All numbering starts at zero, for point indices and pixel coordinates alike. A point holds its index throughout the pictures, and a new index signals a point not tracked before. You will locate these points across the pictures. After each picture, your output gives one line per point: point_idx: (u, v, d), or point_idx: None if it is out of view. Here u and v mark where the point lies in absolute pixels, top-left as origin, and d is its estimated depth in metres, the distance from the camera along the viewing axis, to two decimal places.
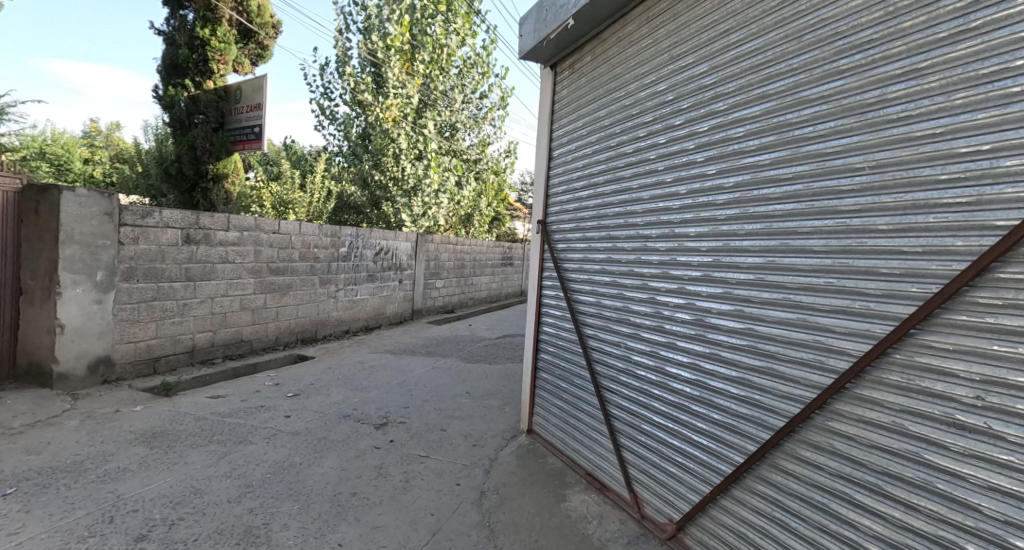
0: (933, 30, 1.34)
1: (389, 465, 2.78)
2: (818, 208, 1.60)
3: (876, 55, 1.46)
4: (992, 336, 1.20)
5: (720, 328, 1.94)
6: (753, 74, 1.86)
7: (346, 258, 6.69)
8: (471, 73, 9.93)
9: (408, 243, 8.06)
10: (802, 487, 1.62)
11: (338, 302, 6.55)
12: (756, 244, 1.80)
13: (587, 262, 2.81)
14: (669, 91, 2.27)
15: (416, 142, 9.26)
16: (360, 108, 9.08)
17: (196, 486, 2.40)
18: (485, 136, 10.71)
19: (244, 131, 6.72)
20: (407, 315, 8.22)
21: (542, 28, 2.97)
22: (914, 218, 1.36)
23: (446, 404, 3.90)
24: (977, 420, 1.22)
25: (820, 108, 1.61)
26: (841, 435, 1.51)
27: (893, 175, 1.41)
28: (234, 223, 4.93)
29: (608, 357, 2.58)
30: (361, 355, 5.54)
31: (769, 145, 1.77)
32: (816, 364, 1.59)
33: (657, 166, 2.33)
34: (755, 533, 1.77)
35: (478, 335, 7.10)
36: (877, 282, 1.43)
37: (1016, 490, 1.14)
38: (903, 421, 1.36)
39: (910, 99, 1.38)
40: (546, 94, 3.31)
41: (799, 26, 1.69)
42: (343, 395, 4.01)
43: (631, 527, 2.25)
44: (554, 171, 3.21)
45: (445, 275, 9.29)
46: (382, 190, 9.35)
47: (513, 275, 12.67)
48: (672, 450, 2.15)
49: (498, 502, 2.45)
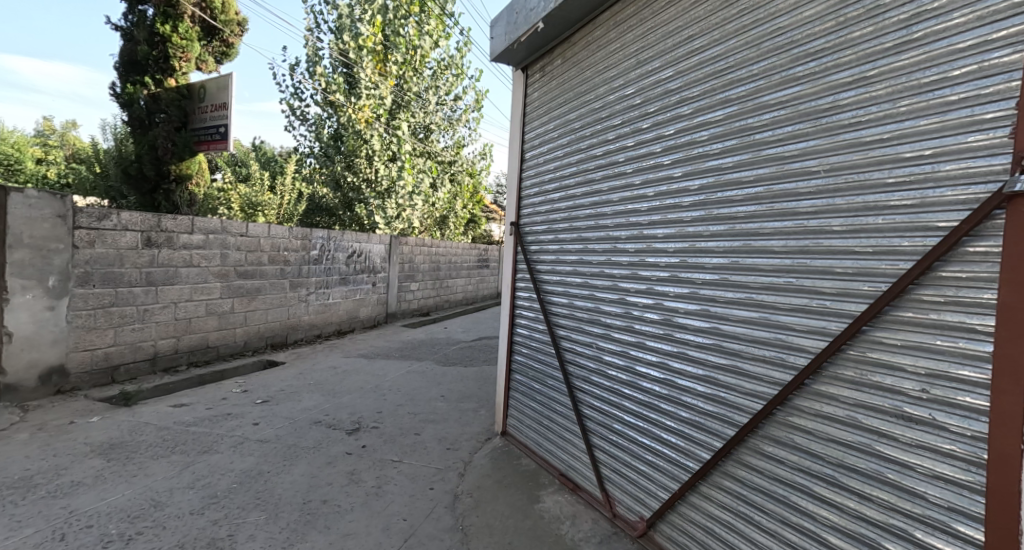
0: (880, 40, 1.41)
1: (362, 471, 2.74)
2: (779, 209, 1.66)
3: (829, 64, 1.53)
4: (936, 332, 1.26)
5: (687, 328, 1.98)
6: (715, 79, 1.91)
7: (317, 261, 6.56)
8: (445, 75, 9.87)
9: (382, 245, 7.99)
10: (765, 481, 1.67)
11: (310, 306, 6.43)
12: (720, 245, 1.86)
13: (559, 263, 2.83)
14: (636, 94, 2.31)
15: (389, 144, 9.15)
16: (332, 109, 8.95)
17: (156, 499, 2.32)
18: (460, 138, 10.68)
19: (209, 131, 6.58)
20: (381, 318, 8.13)
21: (512, 31, 2.98)
22: (866, 219, 1.42)
23: (420, 407, 3.86)
24: (923, 412, 1.28)
25: (779, 112, 1.67)
26: (800, 430, 1.57)
27: (846, 178, 1.47)
28: (199, 226, 4.78)
29: (580, 358, 2.60)
30: (335, 360, 5.43)
31: (733, 148, 1.83)
32: (777, 361, 1.64)
33: (626, 168, 2.37)
34: (721, 528, 1.81)
35: (453, 338, 7.07)
36: (833, 281, 1.49)
37: (958, 477, 1.21)
38: (858, 415, 1.42)
39: (860, 106, 1.45)
40: (518, 96, 3.33)
41: (757, 33, 1.75)
42: (313, 401, 3.92)
43: (603, 526, 2.26)
44: (527, 172, 3.24)
45: (419, 277, 9.23)
46: (355, 191, 9.22)
47: (488, 276, 12.65)
48: (642, 449, 2.18)
49: (472, 504, 2.43)
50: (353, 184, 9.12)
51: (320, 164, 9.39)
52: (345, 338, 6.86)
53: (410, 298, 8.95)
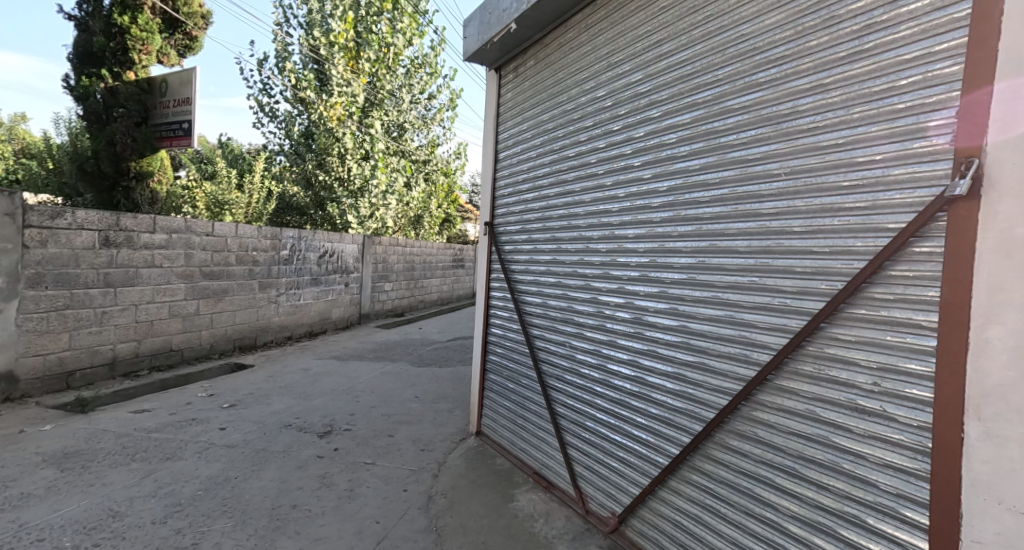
0: (835, 49, 1.47)
1: (334, 474, 2.69)
2: (743, 211, 1.72)
3: (788, 71, 1.59)
4: (886, 327, 1.33)
5: (657, 326, 2.03)
6: (682, 83, 1.96)
7: (288, 261, 6.42)
8: (419, 73, 9.78)
9: (355, 245, 7.87)
10: (730, 474, 1.72)
11: (280, 307, 6.28)
12: (688, 245, 1.91)
13: (533, 263, 2.85)
14: (607, 97, 2.35)
15: (362, 142, 9.01)
16: (302, 106, 8.76)
17: (115, 509, 2.23)
18: (434, 137, 10.59)
19: (171, 127, 6.40)
20: (354, 319, 8.01)
21: (485, 31, 2.99)
22: (823, 221, 1.49)
23: (394, 409, 3.83)
24: (875, 404, 1.35)
25: (742, 117, 1.73)
26: (763, 424, 1.63)
27: (804, 181, 1.54)
28: (161, 225, 4.60)
29: (553, 357, 2.63)
30: (306, 363, 5.32)
31: (699, 151, 1.88)
32: (741, 357, 1.70)
33: (597, 169, 2.40)
34: (689, 521, 1.86)
35: (428, 339, 7.03)
36: (793, 279, 1.55)
37: (905, 464, 1.28)
38: (816, 408, 1.49)
39: (818, 112, 1.51)
40: (491, 97, 3.34)
41: (722, 40, 1.80)
42: (284, 404, 3.84)
43: (576, 523, 2.29)
44: (501, 172, 3.25)
45: (393, 278, 9.13)
46: (327, 190, 9.05)
47: (464, 276, 12.62)
48: (613, 445, 2.22)
49: (447, 504, 2.42)
50: (324, 183, 9.06)
51: (290, 162, 9.17)
52: (316, 340, 6.73)
53: (384, 299, 8.85)
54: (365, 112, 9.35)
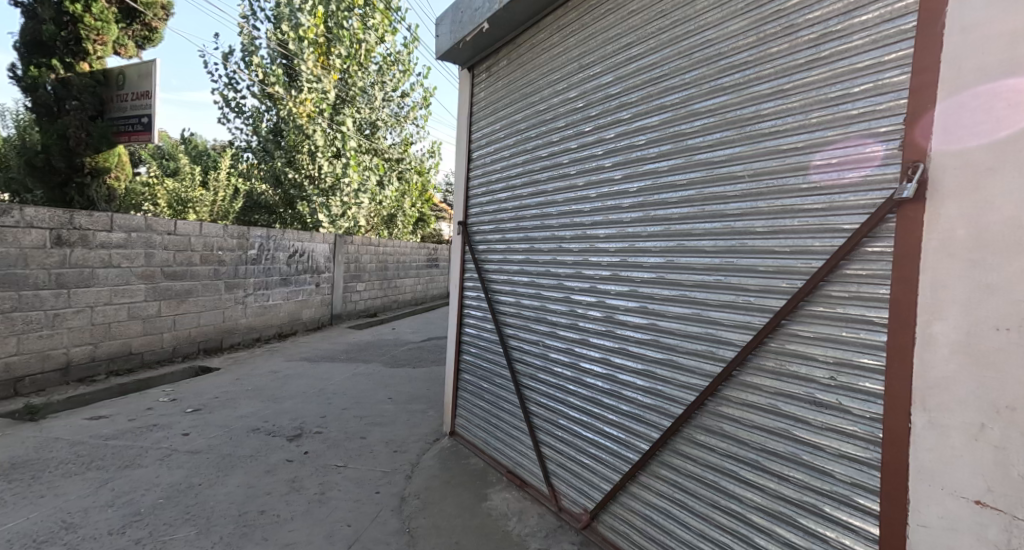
0: (794, 56, 1.53)
1: (304, 478, 2.64)
2: (709, 212, 1.77)
3: (751, 76, 1.65)
4: (841, 324, 1.39)
5: (628, 324, 2.06)
6: (651, 86, 2.00)
7: (256, 261, 6.24)
8: (392, 71, 9.65)
9: (326, 244, 7.72)
10: (697, 468, 1.77)
11: (247, 309, 6.10)
12: (657, 245, 1.95)
13: (506, 262, 2.86)
14: (579, 98, 2.37)
15: (333, 140, 8.83)
16: (270, 102, 8.52)
17: (69, 521, 2.12)
18: (408, 136, 10.47)
19: (129, 121, 6.16)
20: (326, 320, 7.86)
21: (458, 30, 2.97)
22: (784, 222, 1.54)
23: (367, 410, 3.77)
24: (832, 397, 1.40)
25: (708, 120, 1.77)
26: (728, 418, 1.67)
27: (767, 183, 1.59)
28: (119, 223, 4.41)
29: (527, 355, 2.64)
30: (275, 365, 5.19)
31: (668, 153, 1.92)
32: (708, 354, 1.75)
33: (570, 170, 2.42)
34: (659, 515, 1.90)
35: (401, 339, 6.96)
36: (756, 278, 1.61)
37: (859, 455, 1.34)
38: (777, 402, 1.54)
39: (779, 116, 1.57)
40: (464, 96, 3.33)
41: (689, 44, 1.85)
42: (251, 408, 3.74)
43: (549, 520, 2.31)
44: (474, 172, 3.24)
45: (366, 277, 9.00)
46: (297, 188, 8.85)
47: (438, 275, 12.54)
48: (586, 442, 2.24)
49: (420, 506, 2.40)
50: (295, 180, 8.75)
51: (258, 159, 8.92)
52: (286, 342, 6.57)
53: (356, 299, 8.72)
54: (336, 109, 9.17)
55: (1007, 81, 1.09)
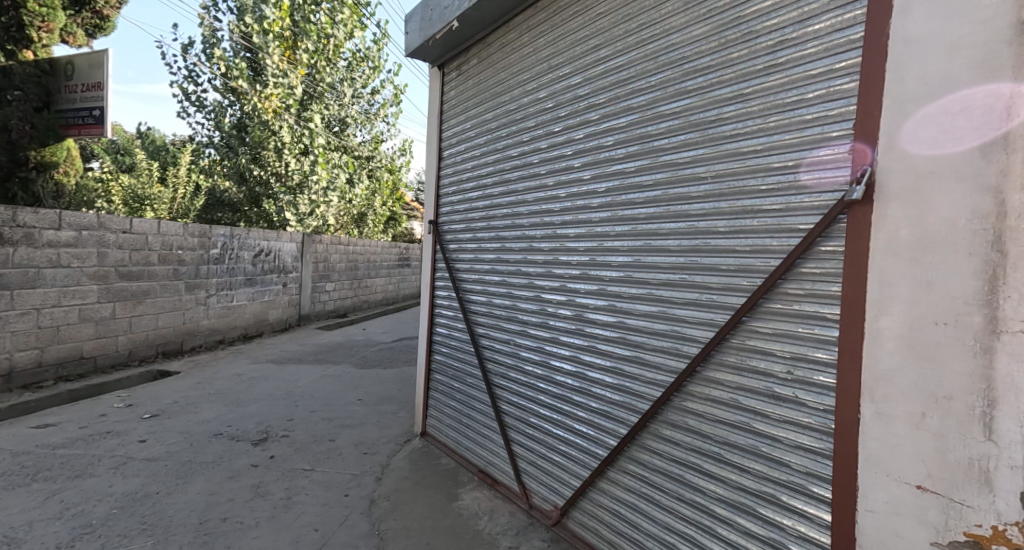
0: (753, 62, 1.58)
1: (269, 483, 2.57)
2: (674, 212, 1.81)
3: (713, 80, 1.69)
4: (798, 320, 1.45)
5: (597, 322, 2.09)
6: (618, 88, 2.03)
7: (219, 261, 6.04)
8: (362, 67, 9.48)
9: (293, 244, 7.54)
10: (663, 463, 1.81)
11: (210, 310, 5.90)
12: (625, 244, 1.99)
13: (477, 261, 2.85)
14: (548, 99, 2.39)
15: (300, 136, 8.62)
16: (234, 96, 8.24)
17: (12, 536, 2.00)
18: (379, 133, 10.32)
19: (79, 113, 5.85)
20: (293, 321, 7.67)
21: (428, 28, 2.95)
22: (745, 221, 1.59)
23: (336, 413, 3.71)
24: (789, 391, 1.46)
25: (673, 122, 1.82)
26: (693, 413, 1.72)
27: (728, 184, 1.64)
28: (68, 221, 4.19)
29: (498, 354, 2.64)
30: (240, 367, 5.03)
31: (635, 154, 1.96)
32: (673, 350, 1.79)
33: (539, 169, 2.44)
34: (626, 509, 1.94)
35: (372, 339, 6.87)
36: (719, 277, 1.66)
37: (814, 445, 1.40)
38: (738, 396, 1.59)
39: (740, 119, 1.62)
40: (435, 94, 3.31)
41: (655, 47, 1.88)
42: (214, 412, 3.61)
43: (520, 518, 2.32)
44: (444, 171, 3.23)
45: (336, 277, 8.83)
46: (262, 185, 8.62)
47: (410, 275, 12.42)
48: (556, 440, 2.26)
49: (390, 508, 2.37)
50: (260, 178, 8.65)
51: (221, 155, 8.63)
52: (252, 344, 6.38)
53: (326, 299, 8.54)
54: (303, 105, 8.94)
55: (1003, 83, 1.05)
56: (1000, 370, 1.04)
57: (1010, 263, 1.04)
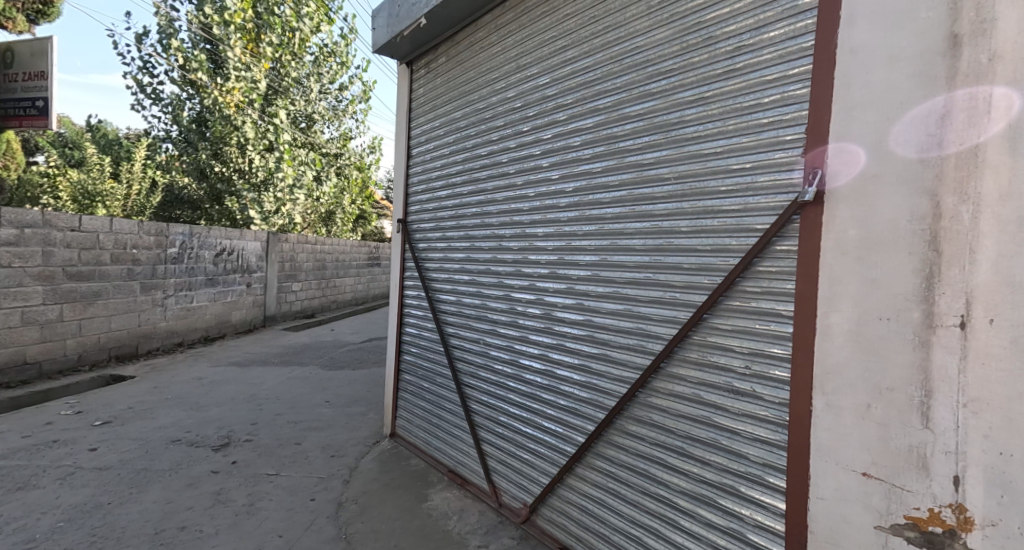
0: (713, 66, 1.63)
1: (231, 490, 2.49)
2: (638, 212, 1.85)
3: (675, 83, 1.74)
4: (755, 317, 1.50)
5: (565, 321, 2.11)
6: (585, 89, 2.06)
7: (178, 260, 5.81)
8: (329, 62, 9.28)
9: (258, 242, 7.32)
10: (629, 458, 1.84)
11: (168, 311, 5.67)
12: (592, 243, 2.01)
13: (447, 260, 2.84)
14: (516, 99, 2.40)
15: (264, 132, 8.37)
16: (193, 89, 7.92)
17: None
18: (347, 130, 10.14)
19: (21, 104, 5.46)
20: (258, 322, 7.45)
21: (395, 24, 2.91)
22: (706, 222, 1.64)
23: (302, 415, 3.62)
24: (747, 385, 1.51)
25: (638, 123, 1.85)
26: (657, 409, 1.76)
27: (690, 186, 1.69)
28: (9, 218, 3.95)
29: (468, 354, 2.64)
30: (201, 370, 4.85)
31: (601, 154, 1.99)
32: (638, 347, 1.83)
33: (508, 169, 2.45)
34: (594, 504, 1.97)
35: (341, 340, 6.75)
36: (681, 275, 1.70)
37: (770, 437, 1.45)
38: (700, 391, 1.64)
39: (700, 122, 1.66)
40: (403, 92, 3.28)
41: (619, 50, 1.92)
42: (172, 418, 3.47)
43: (489, 517, 2.33)
44: (413, 169, 3.20)
45: (303, 277, 8.63)
46: (224, 182, 8.37)
47: (380, 274, 12.27)
48: (526, 438, 2.28)
49: (358, 510, 2.34)
50: (222, 174, 8.44)
51: (179, 151, 8.30)
52: (214, 346, 6.17)
53: (292, 299, 8.34)
54: (268, 99, 8.68)
55: (998, 90, 1.04)
56: (937, 362, 1.11)
57: (945, 262, 1.11)
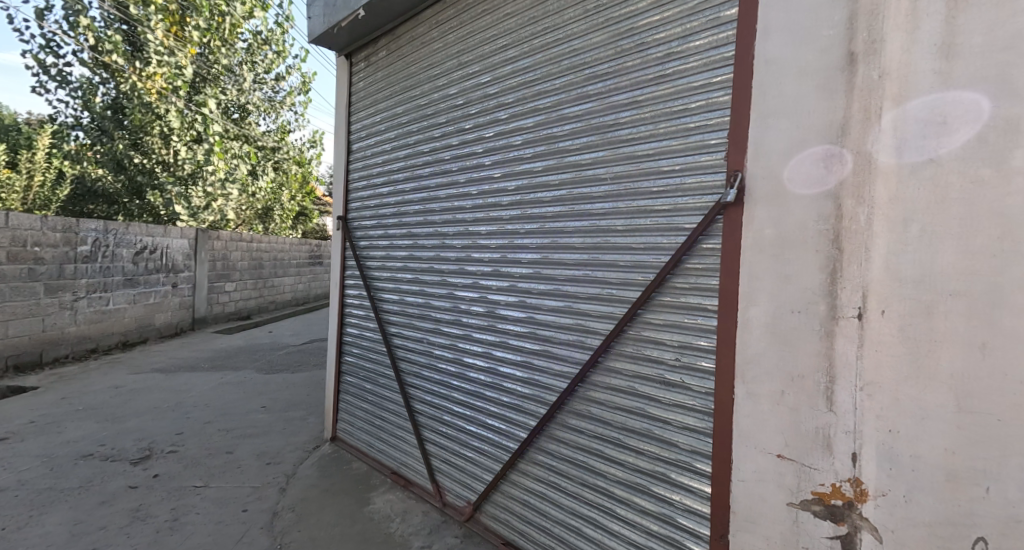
0: (645, 71, 1.69)
1: (152, 505, 2.32)
2: (577, 211, 1.90)
3: (610, 86, 1.79)
4: (684, 311, 1.58)
5: (508, 318, 2.13)
6: (525, 89, 2.08)
7: (90, 259, 5.33)
8: (264, 51, 8.79)
9: (185, 240, 6.84)
10: (570, 451, 1.89)
11: (79, 315, 5.19)
12: (534, 241, 2.04)
13: (389, 259, 2.78)
14: (458, 96, 2.39)
15: (191, 123, 7.80)
16: (108, 73, 7.22)
17: None
18: (285, 123, 9.71)
19: None
20: (186, 324, 6.98)
21: (332, 14, 2.82)
22: (641, 221, 1.70)
23: (236, 422, 3.43)
24: (678, 377, 1.59)
25: (576, 124, 1.90)
26: (596, 402, 1.81)
27: (625, 186, 1.75)
28: None
29: (411, 354, 2.59)
30: (118, 378, 4.47)
31: (542, 154, 2.02)
32: (578, 343, 1.87)
33: (451, 166, 2.43)
34: (536, 498, 2.00)
35: (279, 342, 6.45)
36: (618, 272, 1.76)
37: (698, 425, 1.53)
38: (635, 384, 1.70)
39: (634, 125, 1.73)
40: (342, 84, 3.18)
41: (558, 51, 1.96)
42: (83, 431, 3.18)
43: (433, 517, 2.31)
44: (354, 165, 3.11)
45: (237, 277, 8.16)
46: (145, 175, 7.79)
47: (323, 273, 11.85)
48: (470, 436, 2.27)
49: (295, 519, 2.24)
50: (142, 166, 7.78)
51: (91, 140, 7.52)
52: (134, 352, 5.71)
53: (225, 299, 7.87)
54: (195, 88, 8.10)
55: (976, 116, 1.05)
56: (839, 350, 1.22)
57: (845, 259, 1.21)
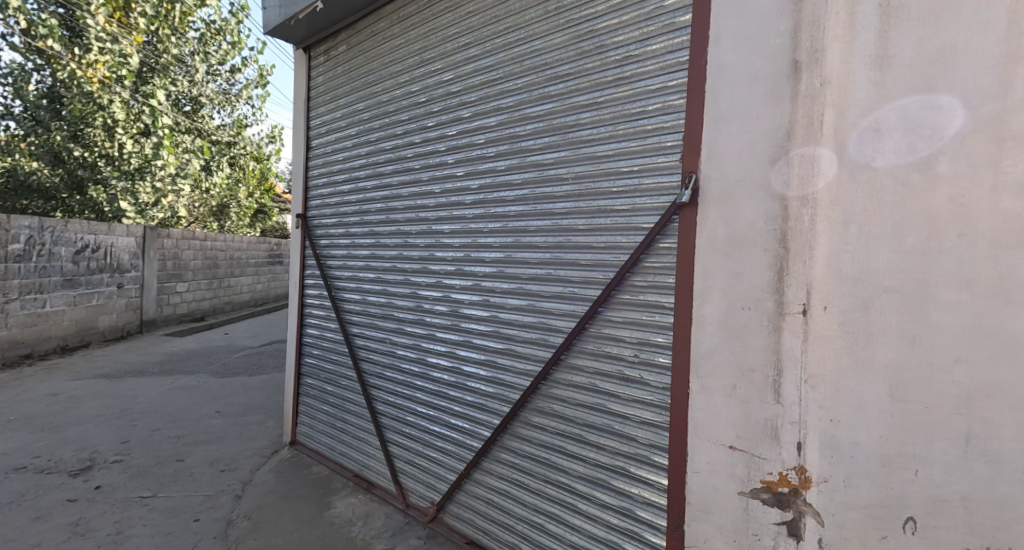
0: (605, 73, 1.72)
1: (93, 519, 2.19)
2: (539, 210, 1.91)
3: (571, 87, 1.81)
4: (643, 309, 1.61)
5: (471, 318, 2.13)
6: (488, 88, 2.08)
7: (23, 259, 4.99)
8: (217, 41, 8.48)
9: (132, 238, 6.50)
10: (533, 448, 1.90)
11: (10, 318, 4.84)
12: (496, 240, 2.05)
13: (351, 258, 2.72)
14: (421, 93, 2.36)
15: (138, 115, 7.40)
16: (43, 59, 6.75)
17: None
18: (241, 117, 9.38)
19: None
20: (133, 327, 6.62)
21: (289, 6, 2.73)
22: (601, 220, 1.73)
23: (188, 429, 3.28)
24: (637, 372, 1.62)
25: (538, 124, 1.91)
26: (558, 399, 1.83)
27: (586, 186, 1.77)
28: None
29: (375, 355, 2.55)
30: (56, 385, 4.20)
31: (504, 153, 2.02)
32: (542, 341, 1.89)
33: (413, 164, 2.40)
34: (500, 496, 2.00)
35: (236, 344, 6.21)
36: (579, 270, 1.78)
37: (656, 419, 1.57)
38: (595, 381, 1.73)
39: (595, 125, 1.75)
40: (300, 78, 3.09)
41: (520, 51, 1.96)
42: (15, 443, 2.96)
43: (396, 519, 2.27)
44: (313, 162, 3.03)
45: (189, 276, 7.81)
46: (87, 168, 7.33)
47: (283, 272, 11.49)
48: (434, 436, 2.25)
49: (251, 527, 2.17)
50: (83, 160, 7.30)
51: (25, 130, 6.96)
52: (75, 356, 5.37)
53: (177, 300, 7.52)
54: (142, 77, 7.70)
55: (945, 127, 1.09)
56: (785, 345, 1.28)
57: (791, 258, 1.27)
